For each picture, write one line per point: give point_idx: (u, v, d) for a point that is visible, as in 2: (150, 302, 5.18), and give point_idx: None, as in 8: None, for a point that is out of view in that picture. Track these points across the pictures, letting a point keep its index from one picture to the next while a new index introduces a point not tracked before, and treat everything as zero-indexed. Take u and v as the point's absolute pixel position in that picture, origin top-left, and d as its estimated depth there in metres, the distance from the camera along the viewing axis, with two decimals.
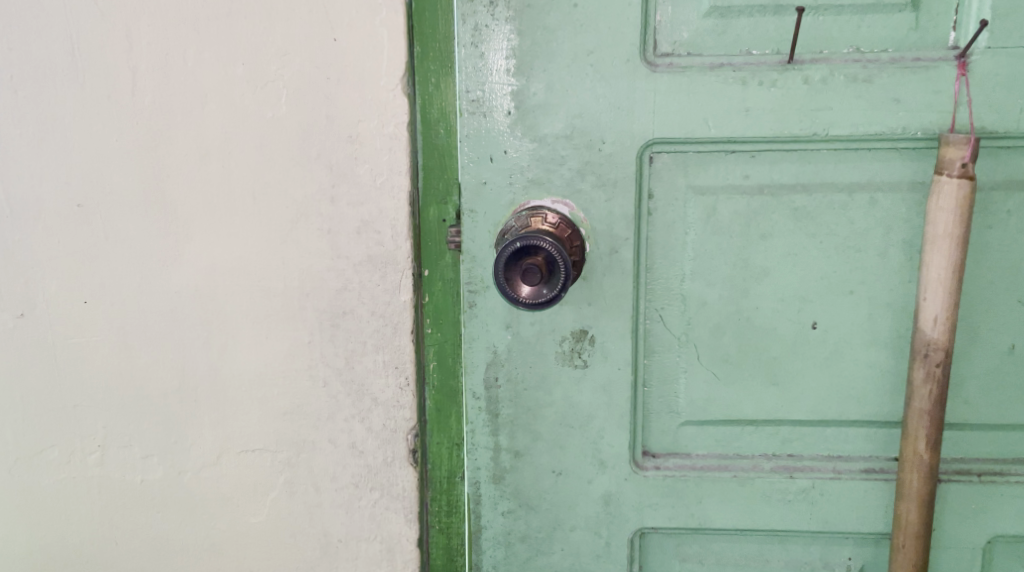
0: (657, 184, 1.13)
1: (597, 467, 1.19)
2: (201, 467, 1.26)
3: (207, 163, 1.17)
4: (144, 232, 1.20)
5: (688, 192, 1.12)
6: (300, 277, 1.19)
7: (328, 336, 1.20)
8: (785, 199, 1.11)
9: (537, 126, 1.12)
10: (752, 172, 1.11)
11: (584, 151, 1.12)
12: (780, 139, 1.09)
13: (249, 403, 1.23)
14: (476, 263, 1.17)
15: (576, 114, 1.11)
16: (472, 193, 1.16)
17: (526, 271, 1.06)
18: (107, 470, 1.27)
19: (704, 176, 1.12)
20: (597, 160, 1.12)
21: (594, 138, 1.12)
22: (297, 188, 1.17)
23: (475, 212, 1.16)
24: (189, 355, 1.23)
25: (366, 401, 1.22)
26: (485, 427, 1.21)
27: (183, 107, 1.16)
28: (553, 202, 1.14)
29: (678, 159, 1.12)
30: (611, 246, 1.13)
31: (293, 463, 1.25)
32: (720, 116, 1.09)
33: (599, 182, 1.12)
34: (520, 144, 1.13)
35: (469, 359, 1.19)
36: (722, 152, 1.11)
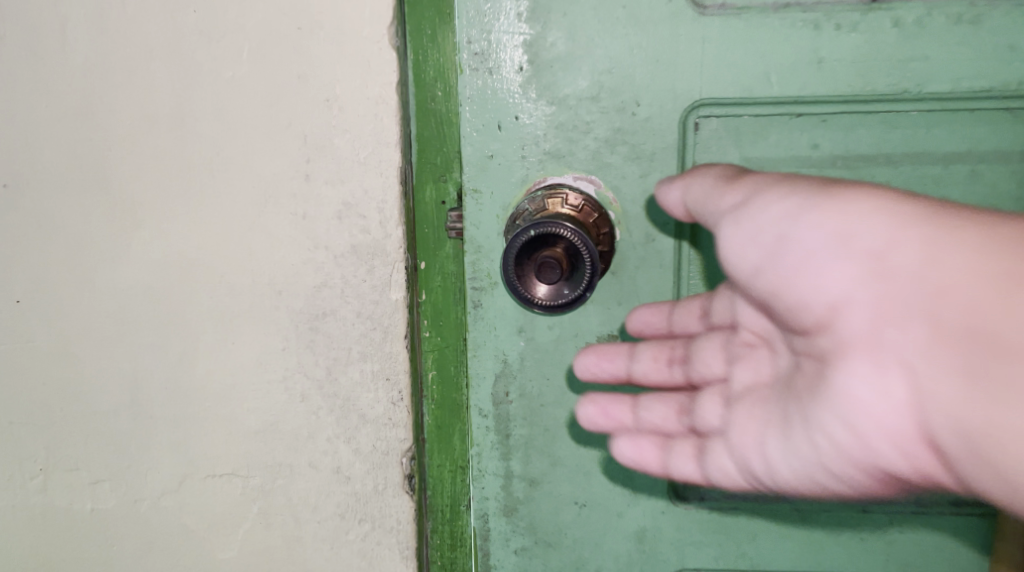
0: (704, 157, 0.92)
1: (628, 498, 1.00)
2: (160, 494, 1.07)
3: (155, 135, 0.97)
4: (85, 219, 1.00)
5: (743, 166, 0.92)
6: (270, 271, 0.99)
7: (306, 342, 1.01)
8: (864, 173, 0.90)
9: (557, 85, 0.92)
10: (822, 141, 0.90)
11: (613, 115, 0.92)
12: (862, 97, 0.89)
13: (216, 420, 1.04)
14: (481, 254, 0.97)
15: (604, 69, 0.91)
16: (477, 169, 0.95)
17: (543, 267, 0.87)
18: (52, 497, 1.09)
19: (763, 146, 0.91)
20: (631, 128, 0.92)
21: (626, 100, 0.92)
22: (264, 164, 0.97)
23: (480, 192, 0.96)
24: (142, 363, 1.04)
25: (353, 418, 1.02)
26: (494, 449, 1.01)
27: (123, 67, 0.96)
28: (575, 179, 0.95)
29: (730, 126, 0.91)
30: (647, 233, 0.95)
31: (268, 491, 1.05)
32: (787, 68, 0.89)
33: (633, 155, 0.93)
34: (536, 108, 0.93)
35: (475, 368, 1.00)
36: (787, 116, 0.90)
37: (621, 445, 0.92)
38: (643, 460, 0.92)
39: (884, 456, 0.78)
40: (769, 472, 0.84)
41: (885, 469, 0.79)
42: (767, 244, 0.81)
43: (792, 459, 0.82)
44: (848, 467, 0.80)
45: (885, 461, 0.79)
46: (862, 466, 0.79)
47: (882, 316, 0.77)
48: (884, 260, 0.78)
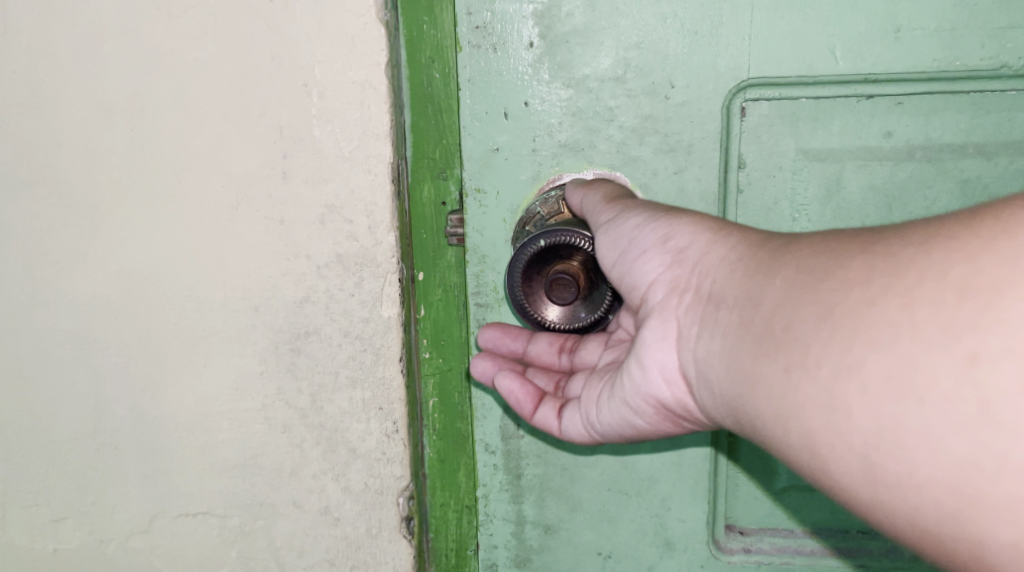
0: (752, 148, 0.81)
1: (661, 550, 0.90)
2: (127, 534, 0.95)
3: (111, 127, 0.84)
4: (37, 224, 0.87)
5: (801, 157, 0.81)
6: (244, 284, 0.86)
7: (287, 365, 0.87)
8: (950, 166, 0.80)
9: (575, 65, 0.80)
10: (896, 127, 0.80)
11: (643, 99, 0.80)
12: (947, 73, 0.78)
13: (188, 452, 0.91)
14: (487, 264, 0.86)
15: (632, 44, 0.79)
16: (482, 165, 0.83)
17: (554, 284, 0.80)
18: (10, 536, 0.97)
19: (825, 135, 0.80)
20: (664, 114, 0.81)
21: (658, 81, 0.80)
22: (234, 161, 0.83)
23: (483, 192, 0.84)
24: (102, 389, 0.91)
25: (342, 452, 0.89)
26: (504, 491, 0.91)
27: (73, 50, 0.83)
28: (597, 176, 0.83)
29: (784, 110, 0.80)
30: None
31: (248, 533, 0.92)
32: (856, 40, 0.78)
33: (666, 146, 0.81)
34: (551, 91, 0.81)
35: (481, 398, 0.89)
36: (852, 97, 0.79)
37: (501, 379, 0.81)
38: (517, 401, 0.81)
39: (662, 393, 0.70)
40: (596, 418, 0.76)
41: (664, 406, 0.70)
42: (615, 245, 0.74)
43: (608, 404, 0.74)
44: (641, 402, 0.71)
45: (658, 395, 0.70)
46: (651, 404, 0.71)
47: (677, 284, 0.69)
48: (685, 256, 0.69)
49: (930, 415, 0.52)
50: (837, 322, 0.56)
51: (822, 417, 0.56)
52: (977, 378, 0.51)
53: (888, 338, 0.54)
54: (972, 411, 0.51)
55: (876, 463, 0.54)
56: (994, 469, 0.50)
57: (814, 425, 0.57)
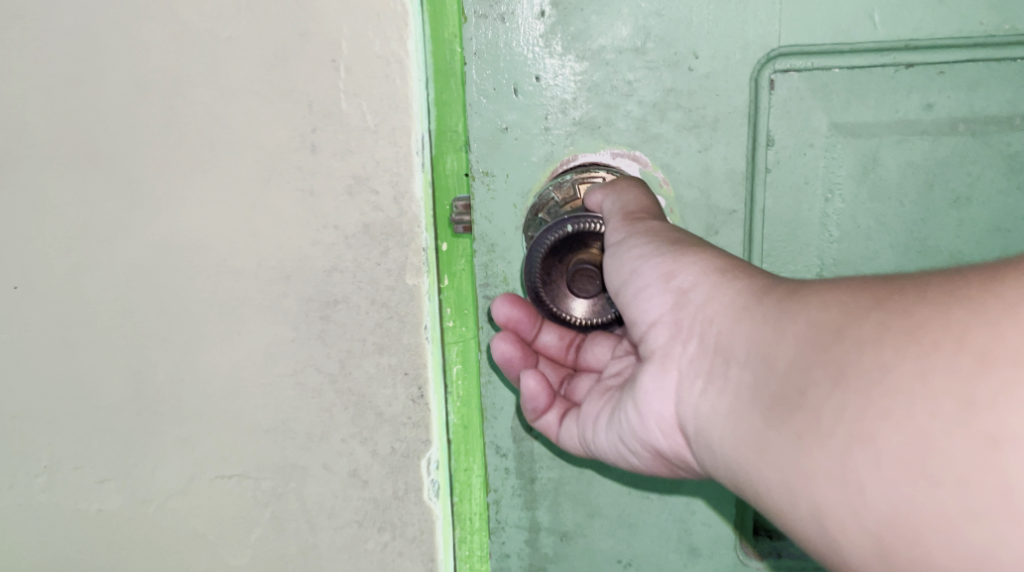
0: (780, 123, 0.83)
1: (685, 556, 0.93)
2: (165, 495, 0.99)
3: (149, 103, 0.88)
4: (79, 196, 0.91)
5: (832, 133, 0.83)
6: (275, 254, 0.89)
7: (317, 333, 0.91)
8: (994, 140, 0.82)
9: (591, 35, 0.83)
10: (937, 100, 0.82)
11: (666, 72, 0.83)
12: (985, 42, 0.80)
13: (223, 417, 0.95)
14: (495, 254, 0.89)
15: (653, 12, 0.82)
16: (488, 147, 0.86)
17: (577, 277, 0.84)
18: (57, 497, 1.01)
19: (859, 109, 0.82)
20: (687, 87, 0.83)
21: (680, 52, 0.82)
22: (264, 134, 0.86)
23: (490, 174, 0.87)
24: (142, 356, 0.95)
25: (370, 417, 0.92)
26: (516, 497, 0.94)
27: (113, 29, 0.86)
28: (614, 155, 0.86)
29: (815, 82, 0.82)
30: (708, 224, 0.86)
31: (281, 494, 0.96)
32: (893, 8, 0.81)
33: (689, 123, 0.84)
34: (569, 66, 0.84)
35: (491, 394, 0.92)
36: (888, 68, 0.81)
37: (527, 378, 0.86)
38: (534, 397, 0.87)
39: (660, 443, 0.75)
40: (593, 439, 0.84)
41: (659, 449, 0.76)
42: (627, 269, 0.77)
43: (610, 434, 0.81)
44: (640, 445, 0.77)
45: (654, 439, 0.75)
46: (648, 447, 0.77)
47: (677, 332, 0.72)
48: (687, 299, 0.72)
49: (938, 490, 0.55)
50: (858, 389, 0.59)
51: (832, 482, 0.59)
52: (988, 455, 0.54)
53: (925, 419, 0.56)
54: (979, 490, 0.54)
55: (884, 538, 0.57)
56: (997, 553, 0.53)
57: (821, 485, 0.60)
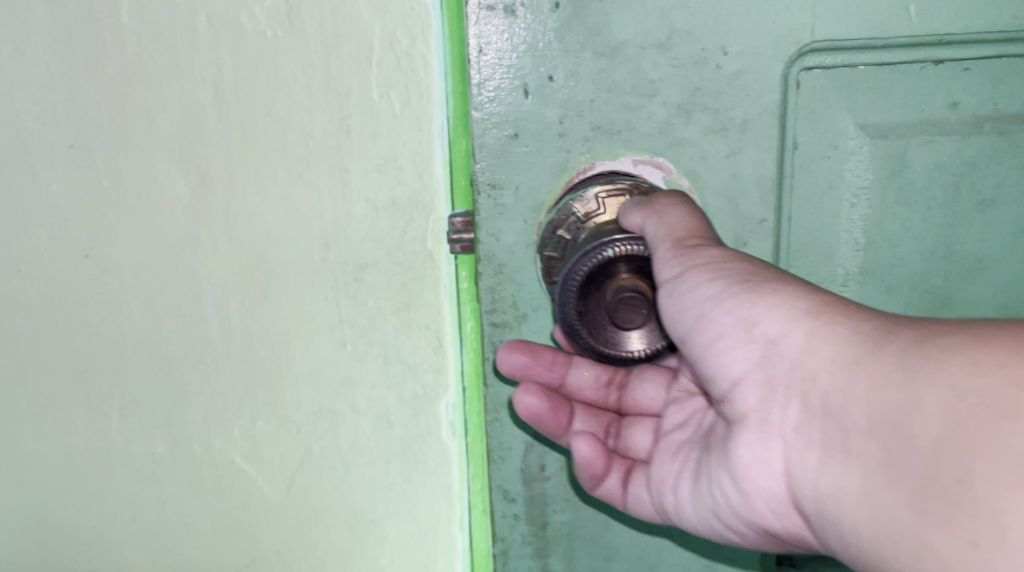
0: (806, 125, 0.96)
1: None
2: (214, 436, 1.13)
3: (204, 95, 1.01)
4: (142, 176, 1.05)
5: (859, 134, 0.96)
6: (314, 223, 1.03)
7: (350, 292, 1.05)
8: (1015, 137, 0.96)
9: (613, 33, 0.95)
10: (961, 98, 0.95)
11: (693, 69, 0.96)
12: (1002, 41, 0.94)
13: (266, 368, 1.09)
14: (502, 277, 1.02)
15: (683, 9, 0.94)
16: (496, 156, 0.99)
17: (627, 305, 0.94)
18: (120, 440, 1.16)
19: (885, 108, 0.96)
20: (714, 85, 0.96)
21: (708, 49, 0.95)
22: (307, 121, 1.00)
23: (497, 188, 1.00)
24: (196, 315, 1.09)
25: (396, 366, 1.06)
26: (528, 545, 1.09)
27: (174, 31, 1.00)
28: (633, 162, 0.99)
29: (840, 82, 0.95)
30: (738, 235, 1.00)
31: (316, 435, 1.10)
32: (920, 12, 0.94)
33: (718, 125, 0.97)
34: (596, 63, 0.96)
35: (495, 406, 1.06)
36: (911, 66, 0.95)
37: (581, 443, 1.01)
38: (590, 464, 1.02)
39: (769, 523, 0.89)
40: (677, 505, 0.99)
41: (765, 530, 0.90)
42: (699, 300, 0.91)
43: (698, 505, 0.96)
44: (740, 526, 0.92)
45: (763, 521, 0.89)
46: (752, 528, 0.91)
47: (770, 395, 0.87)
48: (776, 345, 0.87)
49: None
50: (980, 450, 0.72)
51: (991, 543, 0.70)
52: None
53: None
54: None
55: None
56: None
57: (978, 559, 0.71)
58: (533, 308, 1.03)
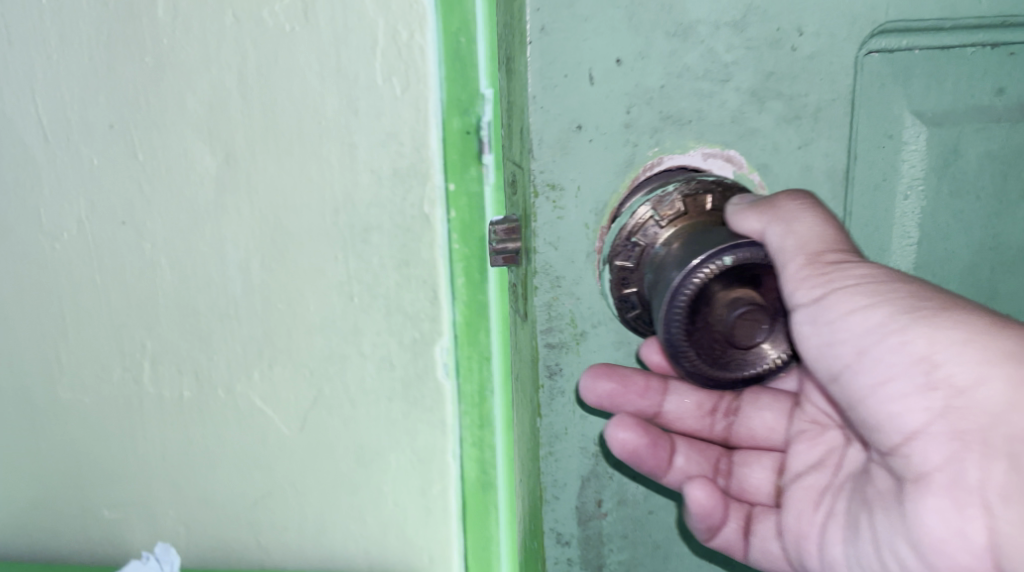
0: (865, 115, 0.91)
1: None
2: (234, 381, 1.29)
3: (229, 81, 1.17)
4: (174, 151, 1.21)
5: (916, 123, 0.92)
6: (326, 191, 1.19)
7: (357, 251, 1.21)
8: None
9: (687, 9, 0.86)
10: (1008, 85, 0.93)
11: (768, 51, 0.88)
12: None
13: (283, 319, 1.25)
14: (559, 291, 0.91)
15: None
16: (556, 150, 0.88)
17: (756, 324, 0.84)
18: (147, 387, 1.31)
19: (934, 96, 0.92)
20: (789, 69, 0.89)
21: (782, 30, 0.88)
22: (321, 103, 1.16)
23: (556, 189, 0.89)
24: (221, 273, 1.25)
25: (398, 315, 1.23)
26: None
27: (203, 25, 1.16)
28: (704, 154, 0.91)
29: (896, 66, 0.91)
30: None
31: (327, 378, 1.26)
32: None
33: (791, 114, 0.90)
34: (669, 43, 0.87)
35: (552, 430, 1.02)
36: (965, 50, 0.92)
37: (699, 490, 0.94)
38: (709, 513, 0.95)
39: None
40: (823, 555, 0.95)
41: None
42: (856, 332, 0.87)
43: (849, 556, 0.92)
44: None
45: None
46: None
47: (960, 450, 0.81)
48: (965, 393, 0.81)
49: None
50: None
51: None
52: None
53: None
54: None
55: None
56: None
57: None
58: (592, 325, 0.93)
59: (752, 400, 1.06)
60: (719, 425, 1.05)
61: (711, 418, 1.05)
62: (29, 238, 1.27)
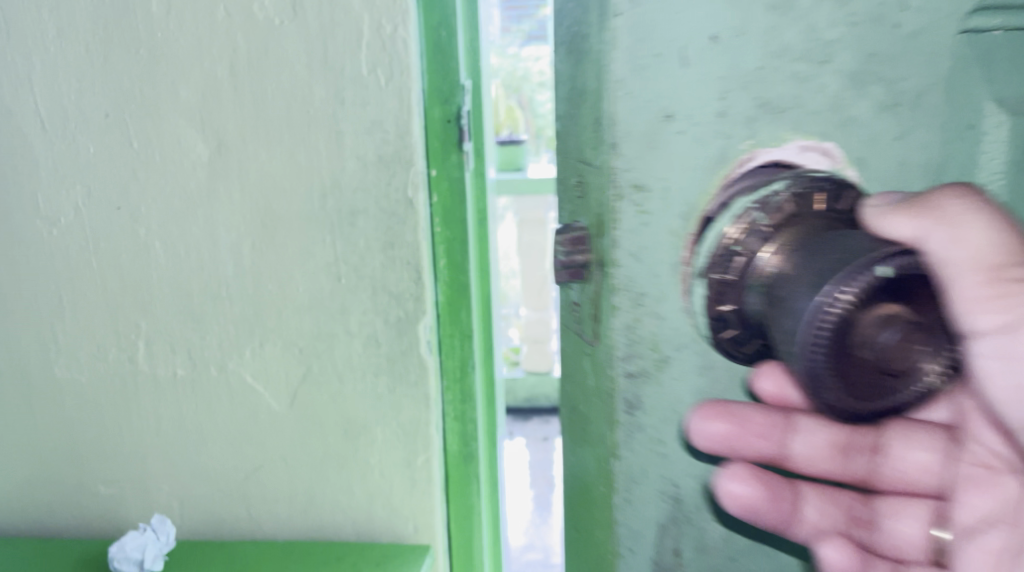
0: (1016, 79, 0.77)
1: None
2: (227, 360, 1.34)
3: (221, 72, 1.23)
4: (168, 139, 1.26)
5: None
6: (314, 177, 1.25)
7: (345, 234, 1.27)
8: None
9: None
10: None
11: (872, 29, 0.76)
12: None
13: (274, 300, 1.31)
14: (642, 313, 0.81)
15: None
16: (643, 142, 0.78)
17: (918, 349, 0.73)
18: (143, 365, 1.36)
19: None
20: (893, 48, 0.77)
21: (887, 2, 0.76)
22: (308, 92, 1.22)
23: (646, 189, 0.79)
24: (214, 256, 1.30)
25: (384, 296, 1.29)
26: None
27: (196, 19, 1.21)
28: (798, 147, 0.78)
29: None
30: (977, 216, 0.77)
31: (317, 355, 1.32)
32: None
33: (891, 100, 0.77)
34: (769, 16, 0.76)
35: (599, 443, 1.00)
36: None
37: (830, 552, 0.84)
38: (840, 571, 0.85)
39: None
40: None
41: None
42: None
43: None
44: None
45: None
46: None
47: None
48: None
49: None
50: None
51: None
52: None
53: None
54: None
55: None
56: None
57: None
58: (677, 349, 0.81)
59: (902, 436, 0.91)
60: (856, 463, 0.91)
61: (845, 461, 0.90)
62: (27, 223, 1.32)
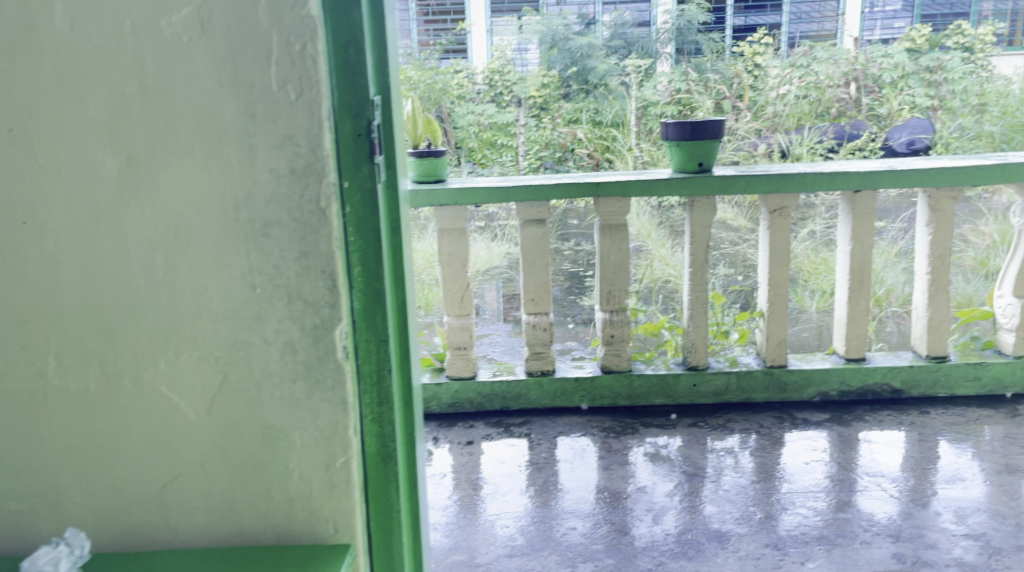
0: None
1: None
2: (141, 370, 1.36)
3: (129, 87, 1.25)
4: (75, 154, 1.28)
5: None
6: (226, 190, 1.28)
7: (258, 245, 1.31)
8: None
9: None
10: None
11: None
12: None
13: (187, 310, 1.33)
14: None
15: None
16: None
17: None
18: (53, 378, 1.37)
19: None
20: None
21: None
22: (219, 108, 1.26)
23: None
24: (124, 268, 1.32)
25: (299, 304, 1.33)
26: None
27: (102, 35, 1.24)
28: None
29: None
30: None
31: (233, 363, 1.36)
32: None
33: None
34: None
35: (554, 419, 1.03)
36: None
37: None
38: None
39: None
40: None
41: None
42: None
43: None
44: None
45: None
46: None
47: None
48: None
49: None
50: None
51: None
52: None
53: None
54: None
55: None
56: None
57: None
58: None
59: None
60: None
61: None
62: None
